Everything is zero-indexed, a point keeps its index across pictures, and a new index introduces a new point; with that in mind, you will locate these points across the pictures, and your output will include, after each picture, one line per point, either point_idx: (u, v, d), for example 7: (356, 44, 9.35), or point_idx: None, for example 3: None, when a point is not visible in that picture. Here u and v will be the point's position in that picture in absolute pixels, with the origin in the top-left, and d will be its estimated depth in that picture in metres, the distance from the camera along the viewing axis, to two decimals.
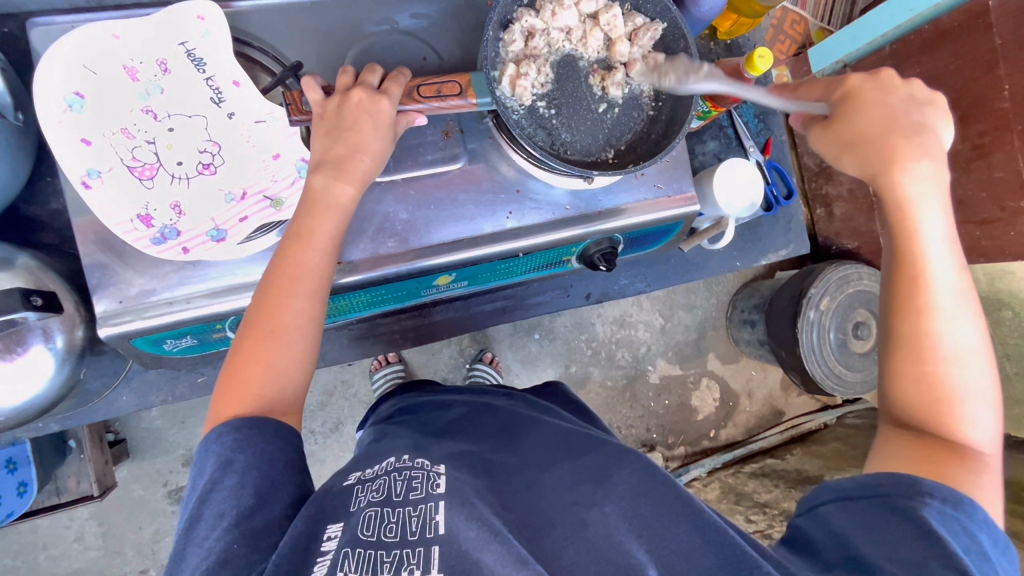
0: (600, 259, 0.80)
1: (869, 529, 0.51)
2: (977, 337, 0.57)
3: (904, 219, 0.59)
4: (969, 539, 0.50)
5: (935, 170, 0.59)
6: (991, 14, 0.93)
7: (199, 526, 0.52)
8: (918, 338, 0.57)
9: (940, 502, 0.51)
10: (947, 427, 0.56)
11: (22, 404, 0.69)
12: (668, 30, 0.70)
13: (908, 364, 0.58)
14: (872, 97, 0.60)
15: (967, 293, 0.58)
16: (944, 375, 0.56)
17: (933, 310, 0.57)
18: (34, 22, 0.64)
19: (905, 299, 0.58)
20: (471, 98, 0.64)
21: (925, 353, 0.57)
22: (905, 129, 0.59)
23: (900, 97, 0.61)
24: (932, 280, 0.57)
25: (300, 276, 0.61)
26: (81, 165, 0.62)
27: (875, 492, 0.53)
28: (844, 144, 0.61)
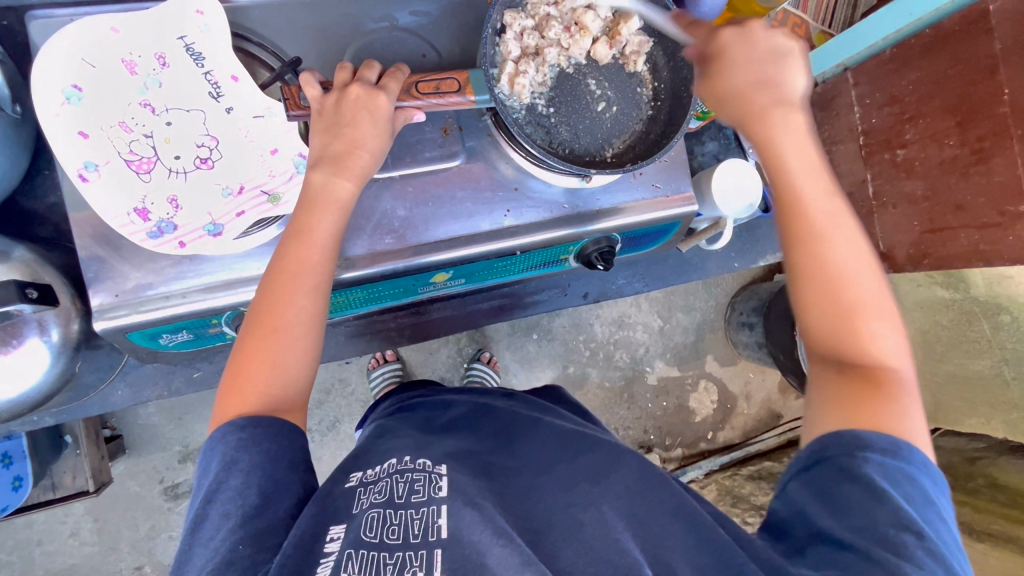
0: (597, 258, 0.79)
1: (823, 497, 0.53)
2: (865, 259, 0.60)
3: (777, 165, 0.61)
4: (910, 487, 0.52)
5: (795, 112, 0.61)
6: (992, 18, 0.94)
7: (205, 527, 0.51)
8: (818, 275, 0.60)
9: (880, 454, 0.53)
10: (860, 357, 0.58)
11: (18, 398, 0.69)
12: (668, 30, 0.71)
13: (812, 299, 0.60)
14: (739, 51, 0.61)
15: (845, 219, 0.60)
16: (845, 308, 0.59)
17: (823, 244, 0.60)
18: (33, 16, 0.64)
19: (799, 241, 0.60)
20: (469, 95, 0.64)
21: (825, 288, 0.60)
22: (768, 78, 0.61)
23: (761, 47, 0.61)
24: (817, 217, 0.60)
25: (298, 271, 0.60)
26: (78, 158, 0.62)
27: (824, 455, 0.54)
28: (718, 102, 0.63)
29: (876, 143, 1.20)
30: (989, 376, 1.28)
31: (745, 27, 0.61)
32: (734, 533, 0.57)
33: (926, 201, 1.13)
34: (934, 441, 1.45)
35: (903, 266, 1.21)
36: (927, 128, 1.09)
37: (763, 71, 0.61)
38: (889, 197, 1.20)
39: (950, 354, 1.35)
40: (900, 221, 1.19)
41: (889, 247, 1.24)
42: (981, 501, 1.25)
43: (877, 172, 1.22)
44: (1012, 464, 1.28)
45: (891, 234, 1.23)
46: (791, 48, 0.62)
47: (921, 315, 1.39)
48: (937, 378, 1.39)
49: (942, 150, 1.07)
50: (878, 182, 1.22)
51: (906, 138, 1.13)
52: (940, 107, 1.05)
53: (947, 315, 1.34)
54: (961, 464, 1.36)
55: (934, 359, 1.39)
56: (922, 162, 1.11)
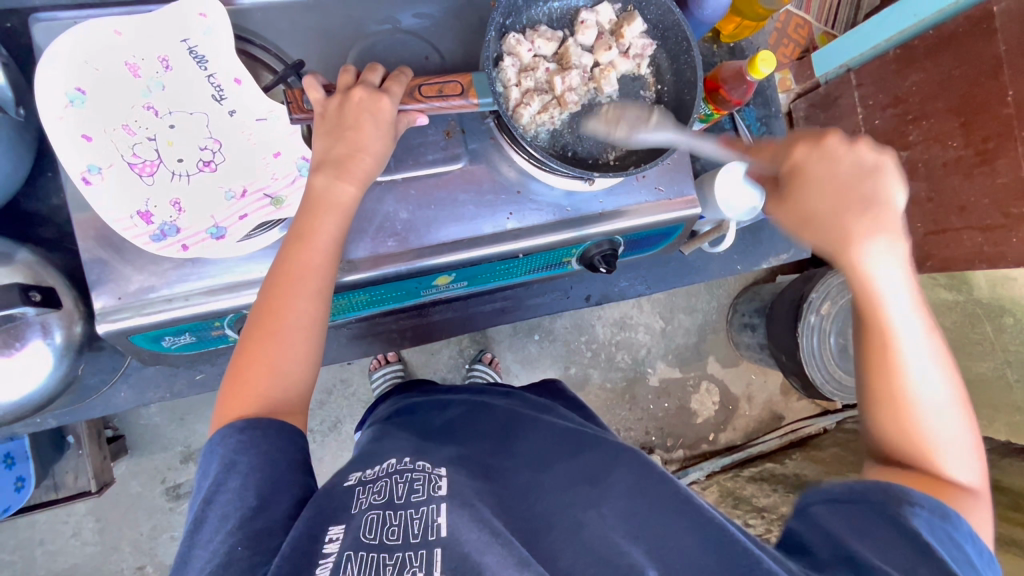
0: (600, 261, 0.80)
1: (857, 528, 0.52)
2: (941, 377, 0.57)
3: (861, 286, 0.56)
4: (955, 548, 0.51)
5: (892, 234, 0.55)
6: (996, 19, 0.94)
7: (204, 529, 0.51)
8: (891, 393, 0.57)
9: (928, 512, 0.52)
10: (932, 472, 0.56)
11: (21, 400, 0.69)
12: (672, 32, 0.70)
13: (886, 416, 0.58)
14: (821, 169, 0.56)
15: (927, 341, 0.57)
16: (920, 429, 0.57)
17: (904, 365, 0.57)
18: (36, 18, 0.64)
19: (875, 357, 0.57)
20: (473, 99, 0.64)
21: (900, 406, 0.57)
22: (856, 198, 0.55)
23: (855, 161, 0.57)
24: (899, 338, 0.56)
25: (300, 277, 0.60)
26: (82, 161, 0.62)
27: (866, 497, 0.54)
28: (797, 221, 0.57)
29: (880, 145, 1.19)
30: (991, 377, 1.28)
31: (824, 142, 0.57)
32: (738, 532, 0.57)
33: (930, 203, 1.12)
34: None
35: None
36: (930, 130, 1.08)
37: (850, 188, 0.56)
38: None
39: (952, 356, 1.35)
40: (903, 223, 1.19)
41: None
42: (985, 502, 1.24)
43: None
44: (1013, 466, 1.28)
45: None
46: (883, 166, 0.57)
47: None
48: None
49: (945, 152, 1.07)
50: None
51: (910, 139, 1.13)
52: (944, 108, 1.05)
53: (950, 318, 1.33)
54: None
55: None
56: (925, 164, 1.11)
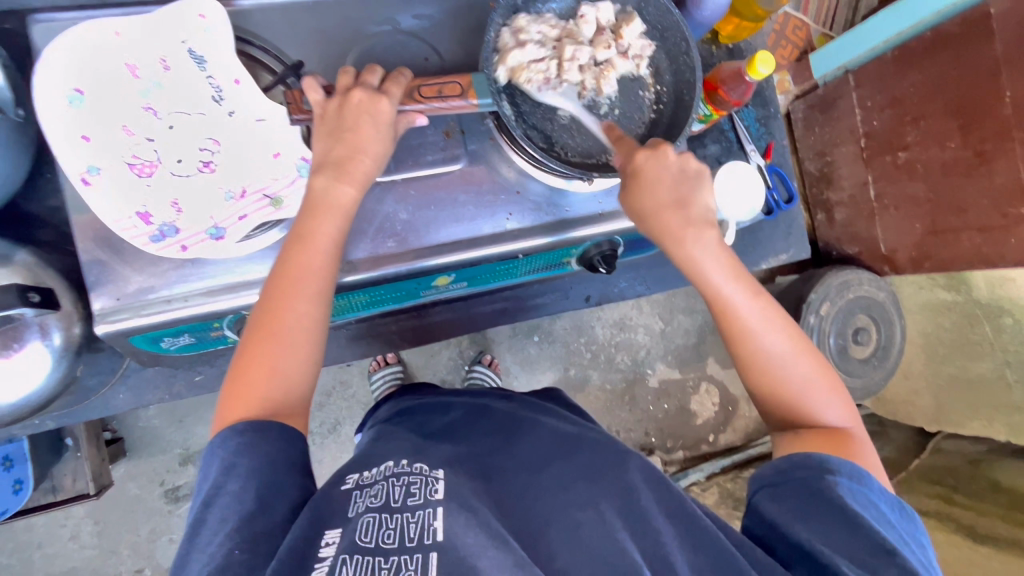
0: (600, 262, 0.80)
1: (799, 514, 0.55)
2: (793, 344, 0.65)
3: (698, 274, 0.64)
4: (876, 510, 0.55)
5: (708, 227, 0.64)
6: (993, 21, 0.94)
7: (203, 531, 0.51)
8: (754, 363, 0.65)
9: (845, 478, 0.57)
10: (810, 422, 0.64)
11: (19, 402, 0.69)
12: (670, 33, 0.71)
13: (761, 386, 0.65)
14: (653, 173, 0.62)
15: (771, 316, 0.65)
16: (784, 388, 0.64)
17: (755, 334, 0.64)
18: (35, 20, 0.64)
19: (732, 332, 0.65)
20: (472, 99, 0.64)
21: (762, 373, 0.65)
22: (676, 203, 0.63)
23: (673, 169, 0.64)
24: (744, 312, 0.64)
25: (299, 278, 0.60)
26: (81, 162, 0.62)
27: (793, 475, 0.58)
28: (639, 218, 0.65)
29: (877, 146, 1.19)
30: (990, 378, 1.28)
31: (658, 151, 0.63)
32: (732, 536, 0.58)
33: (928, 204, 1.12)
34: (937, 445, 1.45)
35: (905, 269, 1.23)
36: (928, 131, 1.09)
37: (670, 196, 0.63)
38: (891, 199, 1.20)
39: (951, 356, 1.35)
40: (901, 223, 1.19)
41: (891, 250, 1.25)
42: (984, 503, 1.25)
43: (878, 174, 1.21)
44: (1012, 466, 1.28)
45: (893, 236, 1.23)
46: (698, 168, 0.65)
47: (922, 318, 1.39)
48: (938, 380, 1.39)
49: (943, 152, 1.07)
50: (880, 185, 1.22)
51: (908, 140, 1.13)
52: (941, 109, 1.05)
53: (949, 317, 1.34)
54: (964, 466, 1.36)
55: (936, 361, 1.39)
56: (924, 165, 1.11)
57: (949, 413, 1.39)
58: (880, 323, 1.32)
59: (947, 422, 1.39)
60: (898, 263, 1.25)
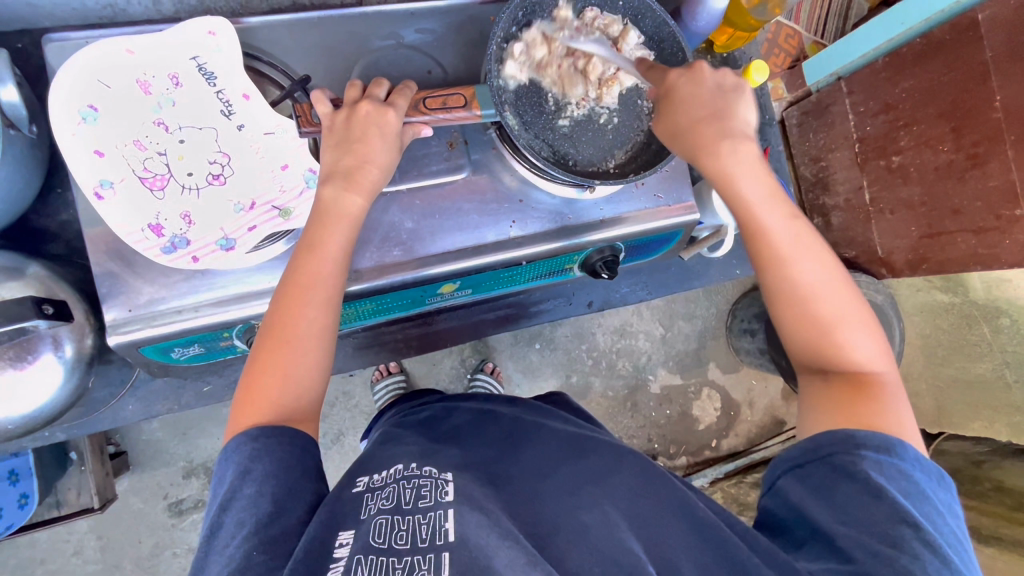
0: (601, 267, 0.81)
1: (819, 493, 0.56)
2: (829, 274, 0.64)
3: (733, 195, 0.64)
4: (906, 482, 0.55)
5: (746, 145, 0.63)
6: (982, 27, 0.97)
7: (221, 534, 0.52)
8: (786, 292, 0.64)
9: (874, 452, 0.56)
10: (839, 361, 0.63)
11: (31, 413, 0.70)
12: (667, 43, 0.73)
13: (793, 319, 0.65)
14: (686, 91, 0.63)
15: (806, 243, 0.64)
16: (817, 321, 0.64)
17: (788, 260, 0.64)
18: (49, 39, 0.65)
19: (765, 259, 0.64)
20: (475, 110, 0.67)
21: (795, 301, 0.64)
22: (715, 118, 0.63)
23: (709, 87, 0.64)
24: (778, 236, 0.64)
25: (311, 284, 0.61)
26: (94, 176, 0.64)
27: (819, 453, 0.57)
28: (670, 137, 0.65)
29: (872, 150, 1.22)
30: (990, 379, 1.29)
31: (690, 69, 0.64)
32: (743, 533, 0.57)
33: (922, 207, 1.14)
34: (936, 446, 1.43)
35: (902, 271, 1.24)
36: (921, 135, 1.11)
37: (708, 111, 0.63)
38: (885, 203, 1.22)
39: (950, 358, 1.37)
40: (897, 226, 1.21)
41: (888, 253, 1.26)
42: (989, 505, 1.26)
43: (873, 178, 1.23)
44: (1016, 467, 1.28)
45: (889, 239, 1.24)
46: (738, 86, 0.65)
47: (920, 320, 1.40)
48: (939, 382, 1.40)
49: (936, 157, 1.09)
50: (875, 189, 1.24)
51: (901, 144, 1.15)
52: (933, 114, 1.07)
53: (946, 318, 1.36)
54: (967, 467, 1.36)
55: (935, 363, 1.41)
56: (917, 169, 1.13)
57: (949, 414, 1.40)
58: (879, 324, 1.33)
59: (948, 423, 1.40)
60: (895, 266, 1.26)
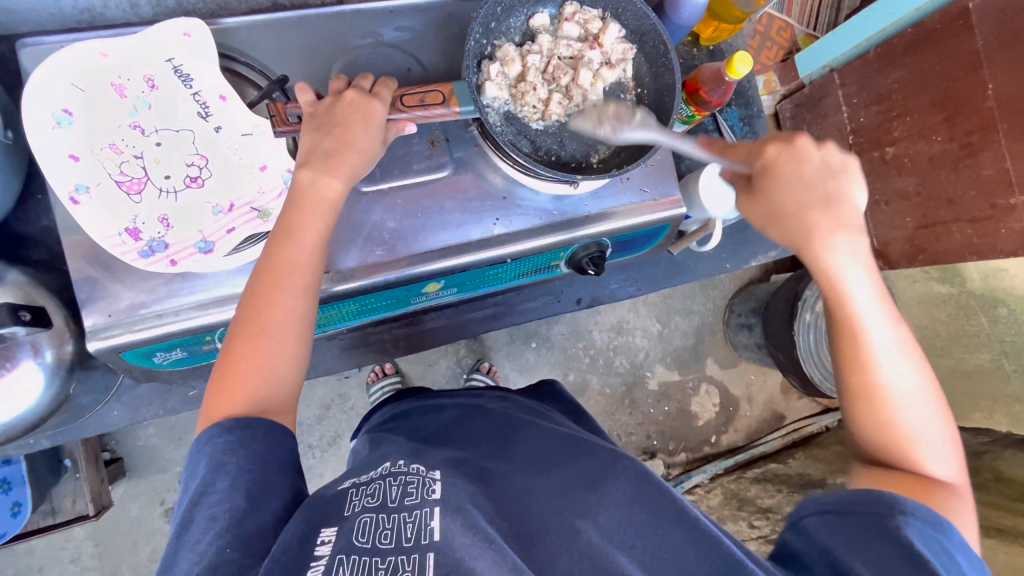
0: (588, 263, 0.81)
1: (853, 546, 0.53)
2: (913, 374, 0.62)
3: (830, 282, 0.62)
4: (947, 558, 0.52)
5: (850, 237, 0.62)
6: (972, 15, 0.96)
7: (191, 530, 0.51)
8: (869, 387, 0.61)
9: (921, 522, 0.54)
10: (914, 464, 0.60)
11: (14, 420, 0.69)
12: (649, 35, 0.72)
13: (866, 409, 0.62)
14: (789, 169, 0.63)
15: (899, 339, 0.62)
16: (897, 421, 0.61)
17: (876, 358, 0.61)
18: (23, 43, 0.65)
19: (852, 350, 0.62)
20: (454, 107, 0.66)
21: (879, 398, 0.61)
22: (819, 200, 0.62)
23: (816, 166, 0.63)
24: (868, 325, 0.62)
25: (289, 271, 0.61)
26: (69, 181, 0.63)
27: (858, 509, 0.55)
28: (765, 210, 0.64)
29: (866, 142, 1.21)
30: (990, 369, 1.28)
31: (794, 144, 0.63)
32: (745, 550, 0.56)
33: (918, 197, 1.13)
34: None
35: (899, 262, 1.23)
36: (914, 125, 1.10)
37: (814, 193, 0.62)
38: (880, 193, 1.21)
39: (950, 349, 1.35)
40: (893, 218, 1.20)
41: (884, 245, 1.25)
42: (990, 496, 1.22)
43: (869, 168, 1.23)
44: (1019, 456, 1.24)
45: (885, 231, 1.23)
46: (848, 176, 0.63)
47: (919, 311, 1.40)
48: (939, 373, 1.39)
49: (930, 146, 1.08)
50: (869, 180, 1.23)
51: (895, 135, 1.14)
52: (926, 103, 1.07)
53: (944, 310, 1.34)
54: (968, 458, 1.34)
55: (934, 355, 1.40)
56: (912, 159, 1.12)
57: (950, 406, 1.38)
58: None
59: None
60: (891, 258, 1.25)
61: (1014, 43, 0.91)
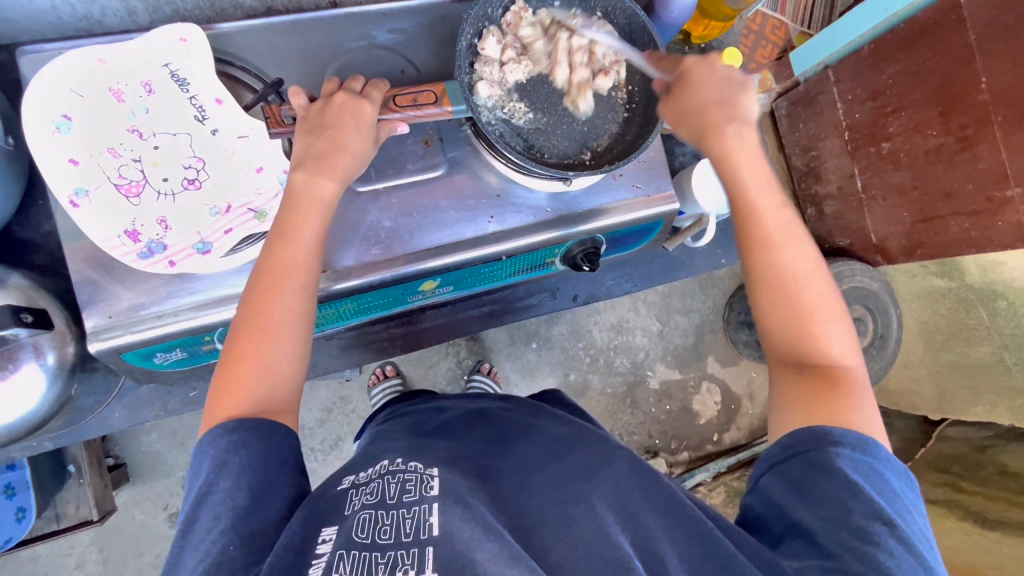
0: (582, 259, 0.81)
1: (801, 491, 0.54)
2: (814, 262, 0.64)
3: (732, 177, 0.65)
4: (880, 480, 0.54)
5: (747, 129, 0.65)
6: (964, 10, 0.97)
7: (196, 529, 0.52)
8: (771, 276, 0.63)
9: (850, 449, 0.55)
10: (816, 358, 0.61)
11: (16, 422, 0.70)
12: (638, 34, 0.73)
13: (771, 305, 0.64)
14: (699, 74, 0.66)
15: (797, 232, 0.65)
16: (798, 309, 0.63)
17: (776, 244, 0.64)
18: (23, 51, 0.66)
19: (754, 240, 0.64)
20: (447, 107, 0.67)
21: (781, 289, 0.63)
22: (719, 103, 0.65)
23: (719, 75, 0.66)
24: (767, 219, 0.64)
25: (287, 272, 0.62)
26: (69, 185, 0.64)
27: (797, 449, 0.56)
28: (675, 119, 0.67)
29: (862, 138, 1.21)
30: (990, 362, 1.28)
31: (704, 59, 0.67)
32: (728, 530, 0.56)
33: (914, 191, 1.14)
34: (941, 431, 1.41)
35: (898, 257, 1.24)
36: (910, 119, 1.10)
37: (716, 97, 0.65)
38: (877, 189, 1.21)
39: (950, 343, 1.35)
40: (890, 213, 1.21)
41: (882, 240, 1.26)
42: (992, 489, 1.23)
43: (864, 165, 1.23)
44: (1020, 450, 1.25)
45: (882, 226, 1.24)
46: (745, 81, 0.67)
47: (918, 306, 1.40)
48: (939, 368, 1.39)
49: (926, 141, 1.09)
50: (866, 176, 1.23)
51: (890, 130, 1.15)
52: (920, 98, 1.07)
53: (945, 303, 1.36)
54: (971, 453, 1.33)
55: (935, 349, 1.40)
56: (907, 154, 1.13)
57: (952, 400, 1.38)
58: (875, 312, 1.33)
59: (950, 409, 1.38)
60: (890, 252, 1.25)
61: (1004, 36, 0.92)
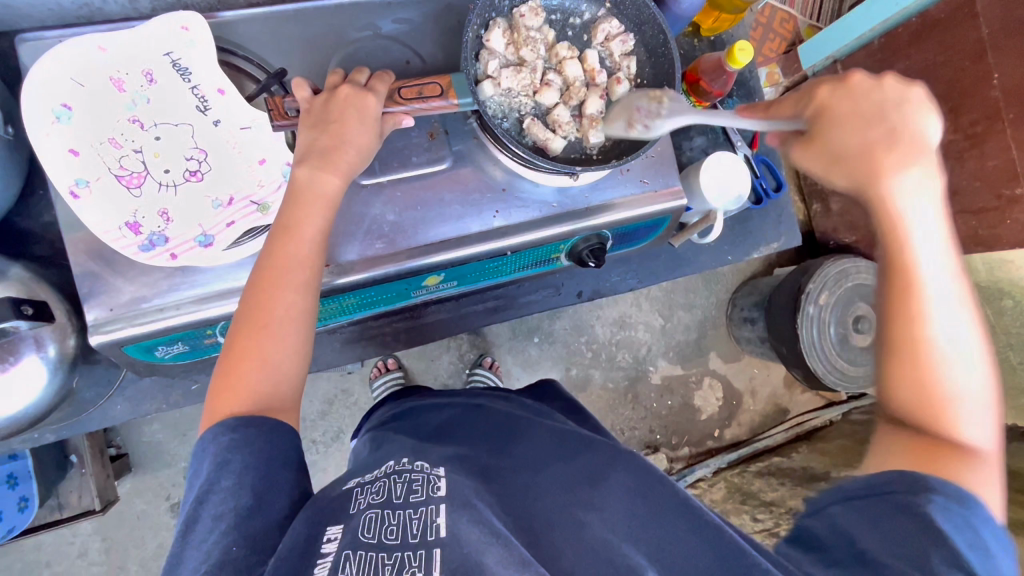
0: (588, 255, 0.81)
1: (874, 524, 0.52)
2: (968, 335, 0.56)
3: (892, 230, 0.56)
4: (973, 535, 0.51)
5: (921, 170, 0.55)
6: (977, 4, 0.95)
7: (198, 529, 0.51)
8: (909, 339, 0.56)
9: (946, 499, 0.52)
10: (939, 427, 0.56)
11: (17, 414, 0.70)
12: (648, 25, 0.71)
13: (903, 365, 0.57)
14: (849, 107, 0.56)
15: (956, 299, 0.56)
16: (936, 376, 0.56)
17: (924, 309, 0.56)
18: (23, 38, 0.65)
19: (896, 298, 0.56)
20: (453, 99, 0.65)
21: (916, 354, 0.56)
22: (886, 141, 0.55)
23: (887, 100, 0.56)
24: (923, 282, 0.55)
25: (290, 267, 0.61)
26: (69, 175, 0.64)
27: (885, 489, 0.54)
28: (826, 158, 0.58)
29: None
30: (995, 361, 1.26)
31: (855, 77, 0.57)
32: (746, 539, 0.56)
33: None
34: None
35: None
36: None
37: (883, 134, 0.55)
38: None
39: None
40: None
41: None
42: None
43: None
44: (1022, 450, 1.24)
45: None
46: (922, 103, 0.56)
47: None
48: None
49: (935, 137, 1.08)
50: None
51: None
52: (931, 93, 1.06)
53: None
54: None
55: None
56: None
57: None
58: None
59: None
60: None
61: (1018, 32, 0.90)
